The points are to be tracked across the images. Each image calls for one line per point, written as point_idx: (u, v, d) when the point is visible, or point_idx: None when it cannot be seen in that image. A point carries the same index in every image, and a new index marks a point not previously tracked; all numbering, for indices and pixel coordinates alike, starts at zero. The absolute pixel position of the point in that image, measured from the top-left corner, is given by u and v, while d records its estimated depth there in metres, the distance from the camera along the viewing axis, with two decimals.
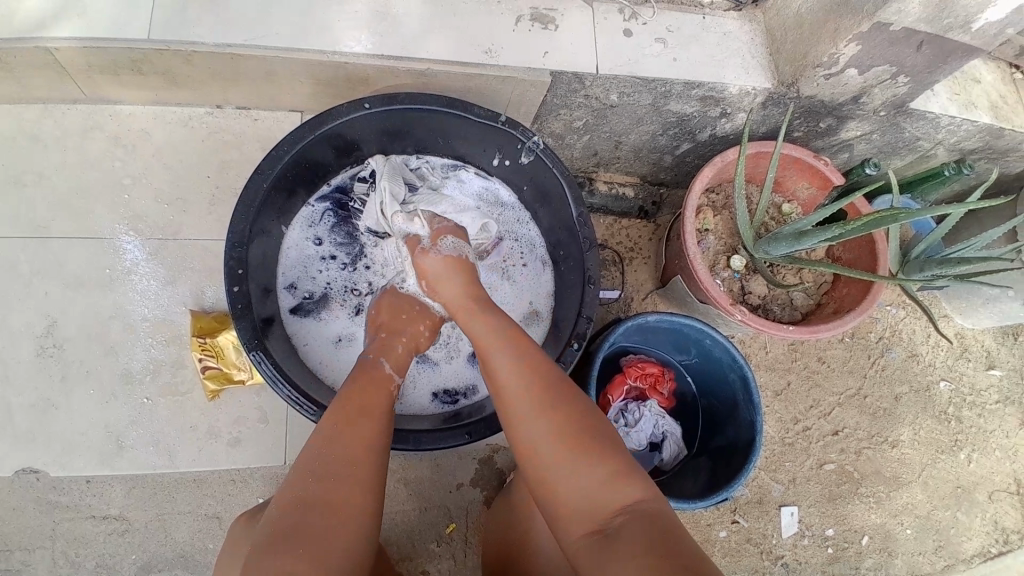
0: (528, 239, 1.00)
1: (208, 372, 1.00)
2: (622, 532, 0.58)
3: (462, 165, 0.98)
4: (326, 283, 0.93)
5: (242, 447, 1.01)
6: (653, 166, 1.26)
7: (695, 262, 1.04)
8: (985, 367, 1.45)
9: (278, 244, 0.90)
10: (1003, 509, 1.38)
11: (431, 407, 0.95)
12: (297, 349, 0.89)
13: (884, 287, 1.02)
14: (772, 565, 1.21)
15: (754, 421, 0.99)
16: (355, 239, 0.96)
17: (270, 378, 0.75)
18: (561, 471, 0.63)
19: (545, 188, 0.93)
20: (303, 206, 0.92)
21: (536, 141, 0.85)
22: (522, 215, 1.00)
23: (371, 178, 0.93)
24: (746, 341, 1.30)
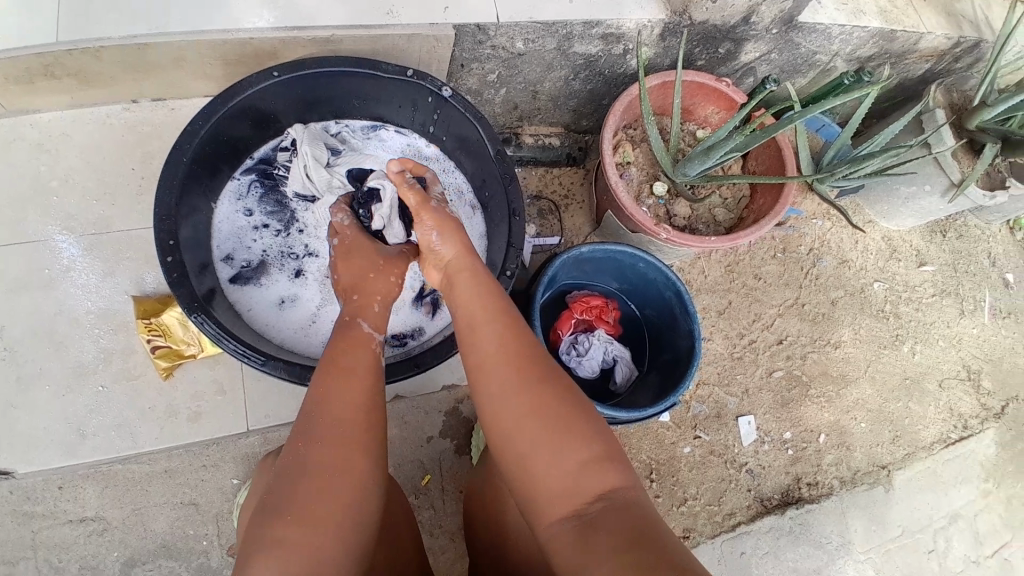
0: (455, 187, 1.05)
1: (158, 352, 1.03)
2: (602, 523, 0.60)
3: (382, 124, 1.04)
4: (262, 250, 0.97)
5: (203, 420, 1.05)
6: (574, 114, 1.31)
7: (617, 192, 1.08)
8: (917, 266, 1.53)
9: (208, 218, 0.94)
10: (955, 395, 1.47)
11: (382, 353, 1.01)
12: (242, 315, 0.92)
13: (792, 191, 1.08)
14: (737, 473, 1.29)
15: (692, 329, 1.05)
16: (285, 206, 1.00)
17: (215, 336, 0.77)
18: (547, 451, 0.65)
19: (464, 136, 0.95)
20: (230, 180, 0.96)
21: (445, 88, 0.87)
22: (448, 165, 1.05)
23: (292, 146, 0.98)
24: (685, 268, 1.37)
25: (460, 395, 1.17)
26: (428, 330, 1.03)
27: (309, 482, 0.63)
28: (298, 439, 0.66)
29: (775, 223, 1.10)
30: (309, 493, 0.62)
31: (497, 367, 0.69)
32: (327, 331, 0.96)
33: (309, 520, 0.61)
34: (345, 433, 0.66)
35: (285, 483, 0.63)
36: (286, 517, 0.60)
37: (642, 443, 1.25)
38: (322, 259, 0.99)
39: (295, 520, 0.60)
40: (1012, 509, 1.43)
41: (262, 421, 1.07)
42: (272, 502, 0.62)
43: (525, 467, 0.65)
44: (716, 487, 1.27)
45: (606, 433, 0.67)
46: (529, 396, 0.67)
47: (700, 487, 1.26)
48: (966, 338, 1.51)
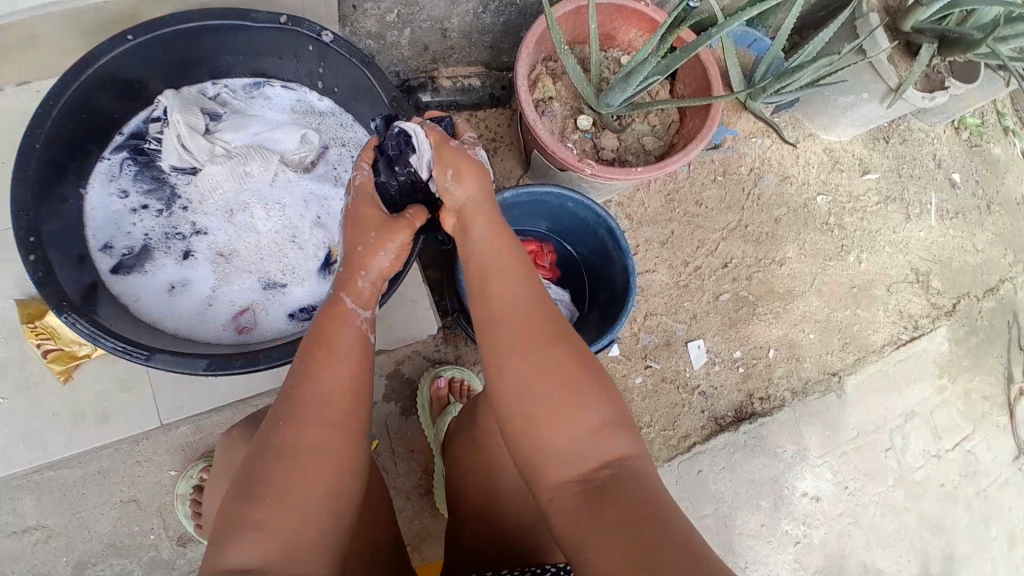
0: (356, 141, 0.98)
1: (50, 356, 0.97)
2: (608, 492, 0.63)
3: (265, 81, 0.97)
4: (144, 233, 0.91)
5: (112, 420, 1.00)
6: (491, 50, 1.23)
7: (536, 130, 1.02)
8: (860, 174, 1.51)
9: (79, 206, 0.89)
10: (904, 297, 1.49)
11: (289, 329, 0.91)
12: (127, 305, 0.88)
13: (720, 108, 1.04)
14: (690, 396, 1.30)
15: (626, 264, 1.03)
16: (164, 182, 0.93)
17: (88, 334, 0.75)
18: (554, 418, 0.65)
19: (354, 84, 0.90)
20: (99, 161, 0.91)
21: (322, 31, 0.82)
22: (343, 118, 0.98)
23: (163, 116, 0.92)
24: (624, 202, 1.33)
25: (400, 357, 1.16)
26: None
27: (292, 460, 0.64)
28: (285, 415, 0.67)
29: (703, 146, 1.06)
30: (294, 469, 0.63)
31: (507, 333, 0.68)
32: (225, 312, 0.91)
33: (292, 497, 0.63)
34: (332, 412, 0.67)
35: (268, 461, 0.64)
36: (269, 495, 0.62)
37: None
38: (212, 236, 0.93)
39: (279, 500, 0.62)
40: (969, 402, 1.48)
41: (179, 413, 1.03)
42: (251, 479, 0.63)
43: (529, 432, 0.66)
44: (670, 412, 1.28)
45: (617, 400, 0.68)
46: (539, 365, 0.66)
47: (653, 414, 1.27)
48: (913, 241, 1.52)
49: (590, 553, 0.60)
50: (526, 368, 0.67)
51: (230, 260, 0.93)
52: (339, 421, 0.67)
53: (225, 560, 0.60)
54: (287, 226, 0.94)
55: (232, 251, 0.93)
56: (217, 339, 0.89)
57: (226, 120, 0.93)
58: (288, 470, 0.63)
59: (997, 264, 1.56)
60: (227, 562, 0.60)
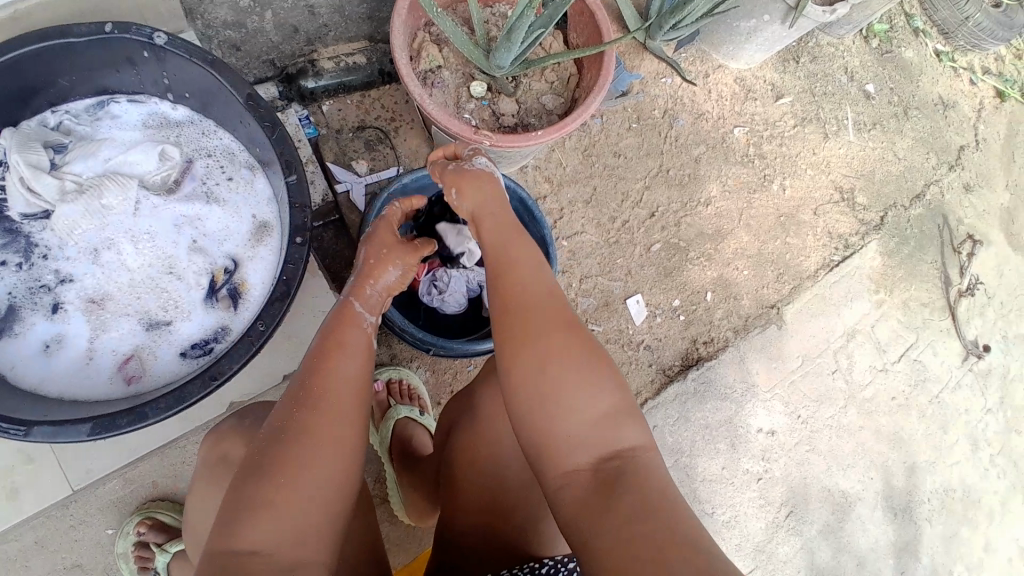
0: (223, 150, 0.92)
1: None
2: (621, 478, 0.62)
3: (108, 98, 0.89)
4: (5, 292, 0.84)
5: (20, 496, 0.94)
6: (369, 22, 1.14)
7: (425, 104, 0.94)
8: (774, 99, 1.49)
9: None
10: (831, 218, 1.50)
11: (184, 368, 0.86)
12: (2, 374, 0.81)
13: (614, 56, 0.98)
14: (636, 353, 1.29)
15: (544, 236, 0.99)
16: (17, 232, 0.84)
17: None
18: (568, 402, 0.64)
19: (206, 87, 0.83)
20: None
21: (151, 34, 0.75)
22: (205, 128, 0.91)
23: (5, 159, 0.83)
24: (541, 165, 1.28)
25: None
26: (233, 326, 0.89)
27: (303, 444, 0.63)
28: (294, 404, 0.65)
29: (603, 98, 1.01)
30: (303, 455, 0.62)
31: (522, 319, 0.67)
32: (109, 362, 0.85)
33: (303, 484, 0.61)
34: (342, 405, 0.66)
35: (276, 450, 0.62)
36: (278, 478, 0.61)
37: None
38: (81, 282, 0.86)
39: (285, 487, 0.60)
40: (908, 311, 1.52)
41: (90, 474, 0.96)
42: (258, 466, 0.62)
43: (541, 417, 0.65)
44: (619, 371, 1.28)
45: (628, 392, 0.67)
46: (556, 353, 0.65)
47: None
48: (833, 161, 1.52)
49: (601, 541, 0.59)
50: (544, 357, 0.65)
51: (107, 306, 0.86)
52: (352, 415, 0.66)
53: (233, 542, 0.58)
54: (163, 258, 0.88)
55: (106, 295, 0.86)
56: (105, 392, 0.84)
57: (71, 150, 0.85)
58: (295, 458, 0.62)
59: (918, 170, 1.58)
60: (235, 544, 0.58)
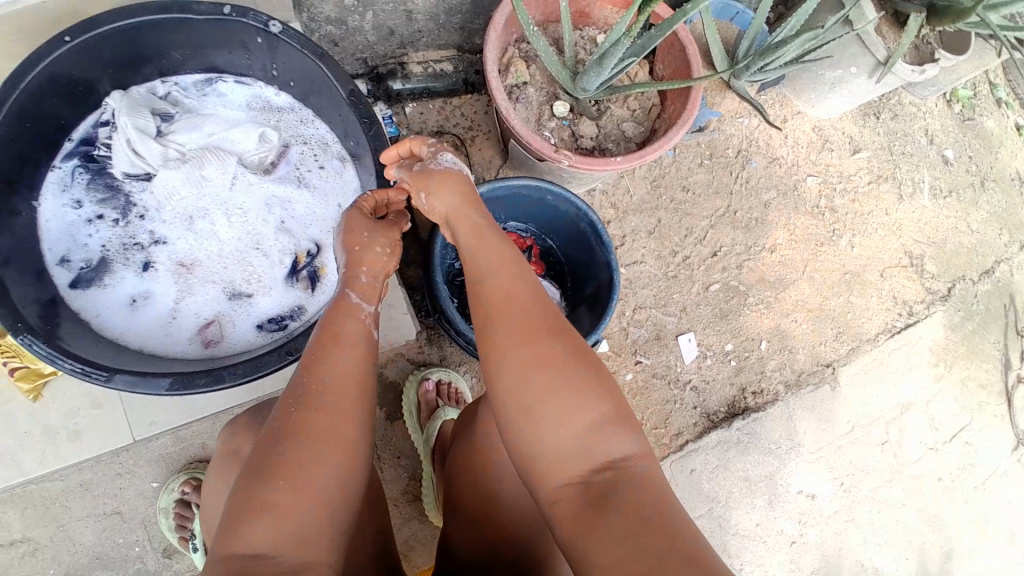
0: (317, 138, 0.95)
1: (17, 374, 0.94)
2: (615, 493, 0.60)
3: (217, 77, 0.93)
4: (101, 245, 0.88)
5: (84, 437, 0.98)
6: (461, 33, 1.16)
7: (510, 119, 0.97)
8: (851, 153, 1.47)
9: (30, 218, 0.85)
10: (897, 283, 1.45)
11: (258, 340, 0.89)
12: (88, 321, 0.85)
13: (700, 90, 0.98)
14: (681, 391, 1.28)
15: (609, 261, 1.01)
16: (119, 190, 0.90)
17: (46, 357, 0.71)
18: (557, 414, 0.62)
19: (309, 78, 0.86)
20: (49, 168, 0.87)
21: (269, 23, 0.78)
22: (303, 116, 0.95)
23: (113, 121, 0.88)
24: (609, 190, 1.29)
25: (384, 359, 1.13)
26: (308, 307, 0.91)
27: (302, 446, 0.61)
28: (292, 400, 0.64)
29: (683, 134, 1.01)
30: (299, 458, 0.61)
31: (508, 326, 0.65)
32: (189, 325, 0.88)
33: (300, 488, 0.60)
34: (342, 399, 0.65)
35: (272, 453, 0.61)
36: (276, 482, 0.59)
37: None
38: (173, 246, 0.90)
39: (284, 487, 0.59)
40: (968, 391, 1.45)
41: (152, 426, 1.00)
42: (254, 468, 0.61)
43: (532, 431, 0.63)
44: (661, 408, 1.27)
45: (620, 400, 0.65)
46: (541, 361, 0.63)
47: (645, 412, 1.26)
48: (905, 224, 1.48)
49: (595, 559, 0.57)
50: (528, 365, 0.63)
51: (193, 271, 0.91)
52: (350, 413, 0.65)
53: (234, 547, 0.57)
54: (251, 233, 0.92)
55: (195, 261, 0.90)
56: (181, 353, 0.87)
57: (179, 121, 0.90)
58: (292, 457, 0.60)
59: (993, 244, 1.52)
60: (237, 550, 0.57)
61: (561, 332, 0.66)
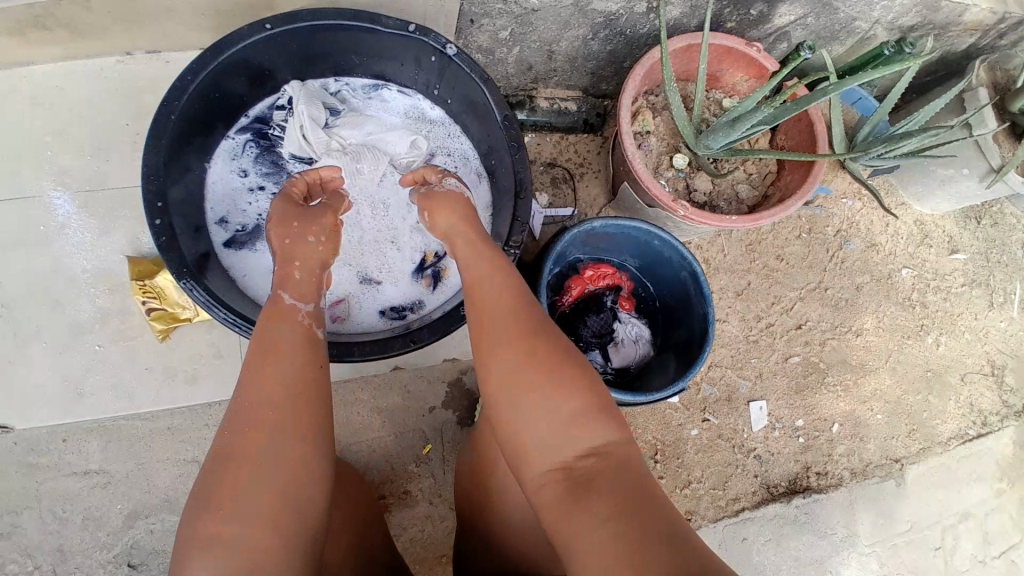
0: (460, 153, 1.01)
1: (153, 314, 1.00)
2: (594, 478, 0.61)
3: (383, 83, 1.00)
4: (257, 213, 0.96)
5: (200, 382, 1.04)
6: (591, 77, 1.23)
7: (633, 164, 1.02)
8: (948, 252, 1.45)
9: (202, 178, 0.93)
10: (977, 390, 1.41)
11: (380, 325, 0.96)
12: (236, 279, 0.92)
13: (822, 166, 1.01)
14: (744, 458, 1.26)
15: (706, 313, 1.02)
16: (281, 167, 0.98)
17: (204, 303, 0.77)
18: (529, 411, 0.65)
19: (469, 97, 0.91)
20: (225, 138, 0.95)
21: (449, 46, 0.82)
22: (452, 131, 1.01)
23: (288, 106, 0.96)
24: (704, 246, 1.31)
25: (463, 366, 1.16)
26: (428, 304, 0.98)
27: (245, 473, 0.61)
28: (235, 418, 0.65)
29: (801, 203, 1.04)
30: (241, 492, 0.60)
31: (490, 325, 0.70)
32: (323, 301, 0.96)
33: (244, 518, 0.59)
34: (291, 414, 0.65)
35: (220, 481, 0.61)
36: (222, 514, 0.59)
37: (647, 423, 1.23)
38: None
39: (227, 511, 0.59)
40: None
41: None
42: (204, 498, 0.60)
43: (511, 424, 0.66)
44: (721, 471, 1.25)
45: (599, 385, 0.68)
46: (517, 356, 0.67)
47: (704, 470, 1.24)
48: (992, 332, 1.44)
49: (580, 546, 0.57)
50: (504, 362, 0.67)
51: (333, 251, 0.98)
52: (301, 429, 0.65)
53: None
54: (389, 228, 0.99)
55: (336, 243, 0.98)
56: None
57: (344, 117, 0.97)
58: (237, 478, 0.61)
59: None
60: None
61: (532, 332, 0.69)
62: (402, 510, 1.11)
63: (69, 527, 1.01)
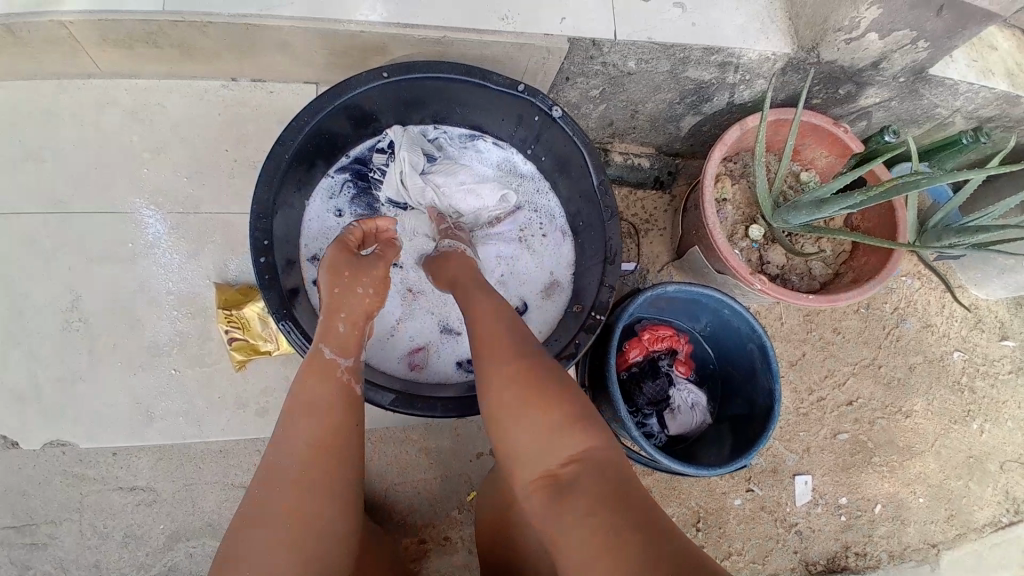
0: (546, 210, 1.08)
1: (235, 343, 1.01)
2: (579, 485, 0.61)
3: (480, 135, 1.07)
4: None
5: (270, 417, 1.03)
6: (668, 136, 1.23)
7: (714, 232, 1.02)
8: (997, 338, 1.41)
9: (301, 214, 1.00)
10: (1013, 478, 1.36)
11: (456, 375, 1.01)
12: None
13: (903, 255, 1.02)
14: (785, 533, 1.25)
15: (773, 389, 1.01)
16: (375, 209, 1.05)
17: (299, 345, 0.82)
18: (516, 432, 0.66)
19: (565, 154, 0.97)
20: (324, 176, 1.02)
21: (557, 110, 0.89)
22: (538, 189, 1.09)
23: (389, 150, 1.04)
24: (762, 312, 1.31)
25: None
26: None
27: (267, 520, 0.62)
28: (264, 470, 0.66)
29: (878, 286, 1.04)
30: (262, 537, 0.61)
31: (489, 350, 0.73)
32: (404, 346, 1.02)
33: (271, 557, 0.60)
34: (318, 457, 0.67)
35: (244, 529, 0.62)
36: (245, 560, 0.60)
37: (692, 488, 1.23)
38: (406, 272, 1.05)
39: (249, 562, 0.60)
40: None
41: None
42: (233, 545, 0.62)
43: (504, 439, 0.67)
44: (762, 544, 1.24)
45: (579, 400, 0.68)
46: (508, 377, 0.69)
47: (746, 543, 1.24)
48: None
49: (570, 553, 0.58)
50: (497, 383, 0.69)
51: (416, 299, 1.04)
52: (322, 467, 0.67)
53: None
54: None
55: (421, 291, 1.05)
56: (392, 367, 1.00)
57: (440, 164, 1.05)
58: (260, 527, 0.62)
59: None
60: None
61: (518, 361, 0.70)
62: (440, 556, 1.09)
63: (108, 544, 1.01)
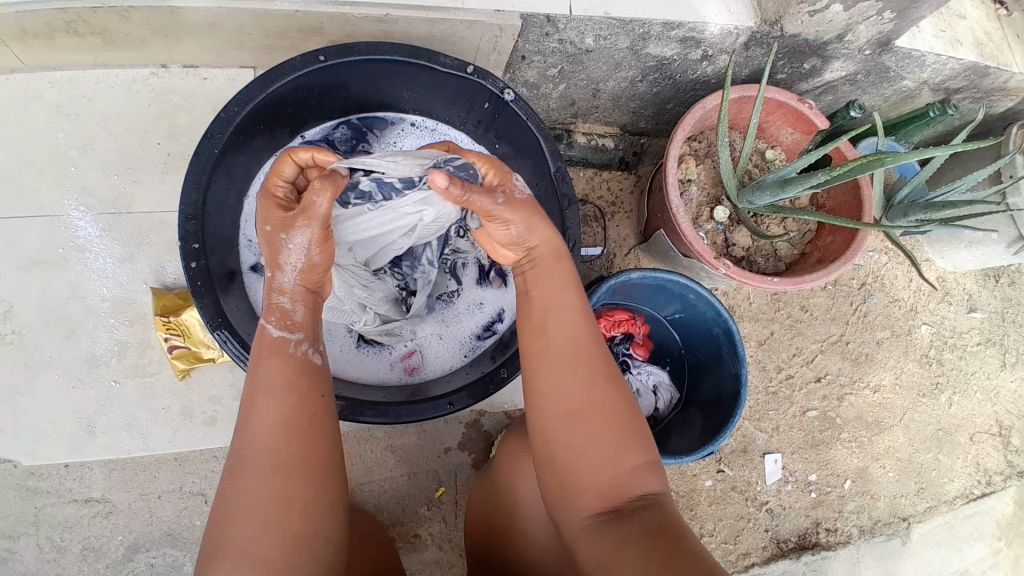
0: None
1: (175, 352, 0.99)
2: (638, 521, 0.59)
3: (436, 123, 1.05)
4: None
5: (217, 425, 1.02)
6: (632, 115, 1.19)
7: (677, 216, 0.99)
8: (965, 311, 1.41)
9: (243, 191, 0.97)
10: (984, 450, 1.38)
11: (473, 345, 1.06)
12: (258, 307, 0.96)
13: (869, 236, 1.00)
14: (756, 511, 1.26)
15: (739, 373, 1.00)
16: None
17: (236, 355, 0.82)
18: (578, 465, 0.62)
19: (521, 140, 0.93)
20: (280, 150, 0.99)
21: (508, 92, 0.86)
22: None
23: (355, 132, 1.03)
24: (729, 293, 1.30)
25: (483, 407, 1.12)
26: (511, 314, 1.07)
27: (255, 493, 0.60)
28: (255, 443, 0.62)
29: (845, 267, 1.02)
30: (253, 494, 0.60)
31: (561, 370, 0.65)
32: (397, 354, 1.05)
33: (260, 516, 0.59)
34: (303, 436, 0.63)
35: (229, 520, 0.59)
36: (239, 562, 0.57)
37: (663, 473, 1.23)
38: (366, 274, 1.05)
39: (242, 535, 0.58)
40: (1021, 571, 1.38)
41: None
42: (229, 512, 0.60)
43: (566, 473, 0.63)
44: (733, 524, 1.26)
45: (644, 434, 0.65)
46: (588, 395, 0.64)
47: (718, 523, 1.25)
48: (1003, 392, 1.40)
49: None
50: (567, 399, 0.64)
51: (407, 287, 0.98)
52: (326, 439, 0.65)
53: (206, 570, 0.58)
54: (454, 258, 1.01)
55: None
56: (389, 377, 1.03)
57: None
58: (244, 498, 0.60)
59: None
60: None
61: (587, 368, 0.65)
62: (410, 554, 1.08)
63: (67, 557, 1.00)
